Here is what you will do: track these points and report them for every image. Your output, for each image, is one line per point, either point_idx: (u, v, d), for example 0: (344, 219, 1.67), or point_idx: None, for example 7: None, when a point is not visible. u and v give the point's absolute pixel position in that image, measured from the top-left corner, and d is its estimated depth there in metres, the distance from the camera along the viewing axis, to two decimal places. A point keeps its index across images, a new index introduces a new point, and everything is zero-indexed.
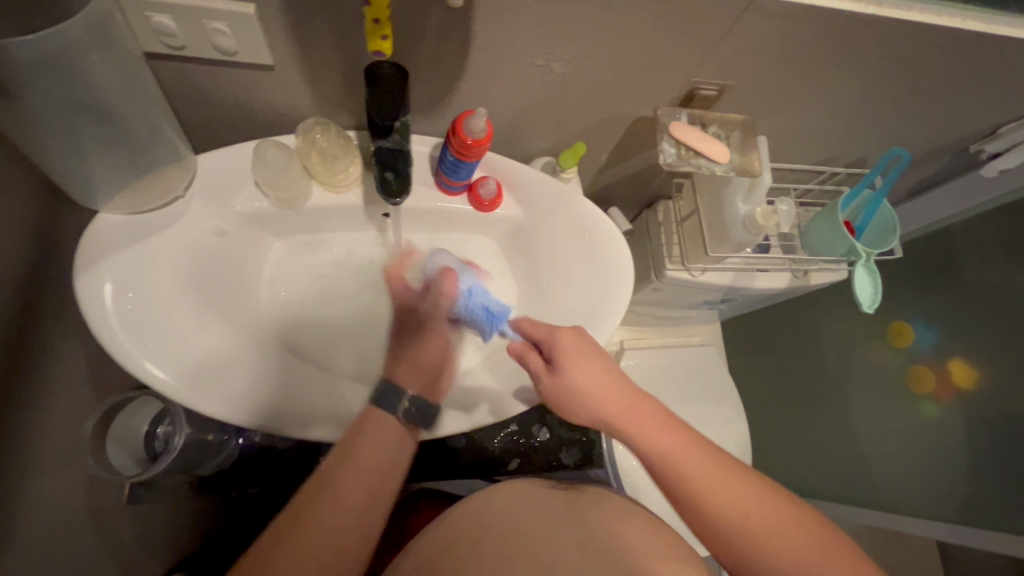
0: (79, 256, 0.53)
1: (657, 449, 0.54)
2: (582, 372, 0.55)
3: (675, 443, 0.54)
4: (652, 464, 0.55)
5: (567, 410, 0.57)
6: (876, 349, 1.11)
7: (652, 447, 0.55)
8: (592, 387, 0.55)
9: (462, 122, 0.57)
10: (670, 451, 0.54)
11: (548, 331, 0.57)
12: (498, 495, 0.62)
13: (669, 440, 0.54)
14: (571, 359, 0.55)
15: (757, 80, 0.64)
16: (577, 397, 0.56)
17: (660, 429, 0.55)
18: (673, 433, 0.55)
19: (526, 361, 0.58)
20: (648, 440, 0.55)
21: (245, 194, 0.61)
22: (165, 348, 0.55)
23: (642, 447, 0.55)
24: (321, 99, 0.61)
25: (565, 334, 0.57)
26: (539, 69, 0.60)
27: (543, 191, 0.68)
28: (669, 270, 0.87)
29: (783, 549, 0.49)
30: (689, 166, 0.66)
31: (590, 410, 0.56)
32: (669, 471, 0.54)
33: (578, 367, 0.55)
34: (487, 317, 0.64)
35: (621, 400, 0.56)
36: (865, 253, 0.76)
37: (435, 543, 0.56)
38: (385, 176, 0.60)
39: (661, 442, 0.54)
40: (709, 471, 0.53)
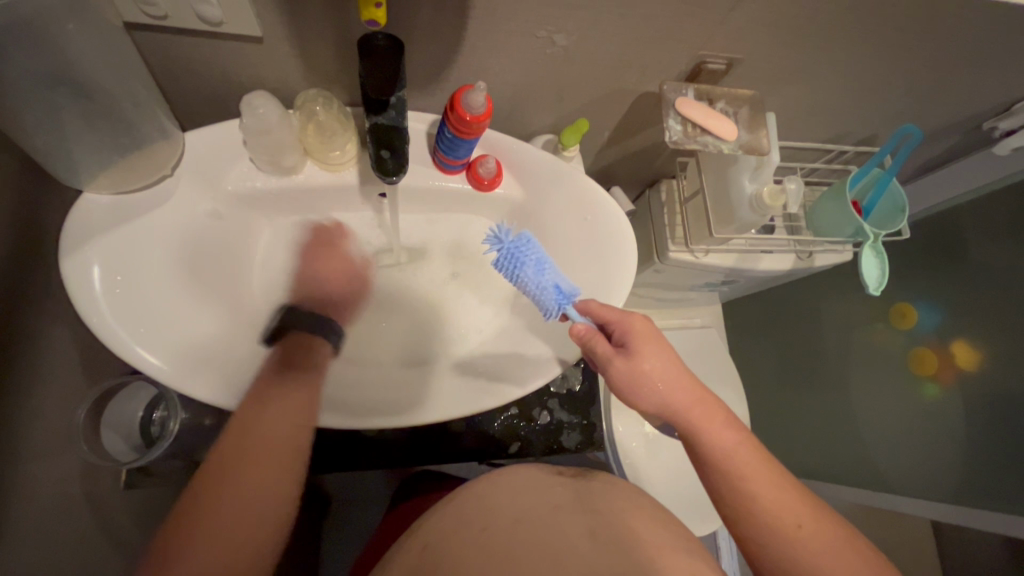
0: (64, 238, 0.51)
1: (723, 445, 0.54)
2: (655, 357, 0.55)
3: (739, 443, 0.55)
4: (709, 458, 0.54)
5: (633, 397, 0.56)
6: (879, 331, 1.11)
7: (712, 440, 0.54)
8: (662, 373, 0.55)
9: (460, 97, 0.55)
10: (729, 450, 0.54)
11: (620, 316, 0.57)
12: (505, 480, 0.62)
13: (731, 438, 0.54)
14: (645, 344, 0.55)
15: (768, 53, 0.62)
16: (648, 384, 0.55)
17: (726, 428, 0.55)
18: (735, 434, 0.55)
19: (593, 346, 0.55)
20: (711, 435, 0.54)
21: (237, 173, 0.59)
22: (157, 332, 0.53)
23: (705, 440, 0.54)
24: (313, 73, 0.59)
25: (637, 319, 0.57)
26: (540, 41, 0.57)
27: (544, 169, 0.66)
28: (672, 251, 0.86)
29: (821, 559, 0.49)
30: (696, 143, 0.64)
31: (657, 397, 0.55)
32: (719, 465, 0.54)
33: (651, 352, 0.55)
34: (557, 297, 0.57)
35: (688, 391, 0.56)
36: (873, 234, 0.75)
37: (441, 528, 0.56)
38: (380, 154, 0.55)
39: (725, 438, 0.54)
40: (757, 473, 0.53)
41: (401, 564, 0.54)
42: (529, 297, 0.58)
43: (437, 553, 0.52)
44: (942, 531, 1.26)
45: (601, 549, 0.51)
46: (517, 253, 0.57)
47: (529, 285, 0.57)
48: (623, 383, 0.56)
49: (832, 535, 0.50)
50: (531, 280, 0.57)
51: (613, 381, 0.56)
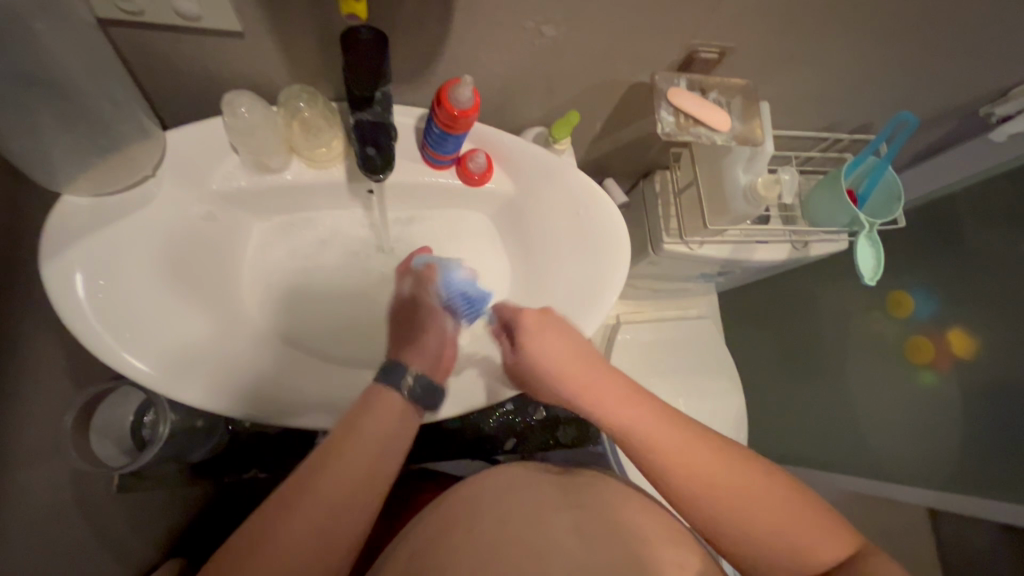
0: (44, 244, 0.50)
1: (626, 426, 0.54)
2: (545, 346, 0.55)
3: (651, 422, 0.54)
4: (627, 438, 0.54)
5: (532, 386, 0.58)
6: (874, 319, 1.11)
7: (614, 419, 0.54)
8: (554, 364, 0.54)
9: (446, 91, 0.53)
10: (646, 428, 0.53)
11: (513, 310, 0.58)
12: (490, 481, 0.61)
13: (639, 416, 0.54)
14: (532, 336, 0.55)
15: (761, 41, 0.61)
16: (540, 375, 0.56)
17: (633, 410, 0.54)
18: (644, 413, 0.54)
19: (500, 341, 0.60)
20: (618, 414, 0.54)
21: (221, 173, 0.58)
22: (144, 338, 0.52)
23: (612, 422, 0.55)
24: (296, 69, 0.57)
25: (528, 311, 0.56)
26: (528, 32, 0.56)
27: (534, 163, 0.65)
28: (667, 244, 0.85)
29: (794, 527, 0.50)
30: (688, 134, 0.63)
31: (551, 385, 0.56)
32: (642, 447, 0.53)
33: (539, 342, 0.55)
34: (467, 305, 0.62)
35: (585, 376, 0.55)
36: (868, 223, 0.74)
37: (427, 532, 0.56)
38: (365, 150, 0.54)
39: (631, 418, 0.54)
40: (686, 449, 0.52)
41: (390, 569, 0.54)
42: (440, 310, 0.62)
43: (426, 557, 0.52)
44: (937, 515, 1.27)
45: (591, 545, 0.51)
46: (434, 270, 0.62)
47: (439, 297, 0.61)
48: (525, 372, 0.57)
49: (774, 492, 0.51)
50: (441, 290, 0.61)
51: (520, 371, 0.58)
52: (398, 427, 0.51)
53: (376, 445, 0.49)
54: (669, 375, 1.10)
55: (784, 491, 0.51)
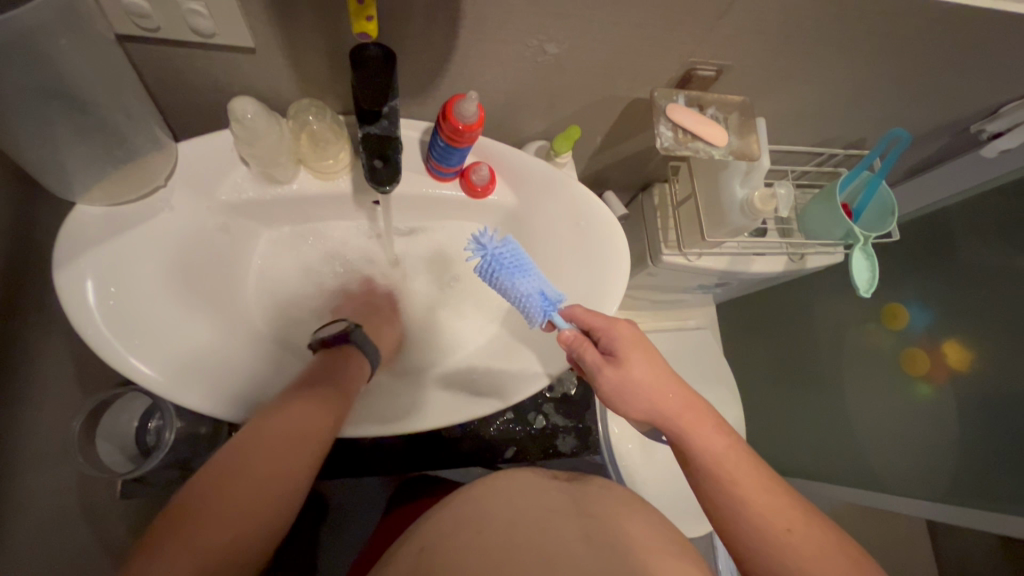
0: (58, 251, 0.51)
1: (710, 450, 0.56)
2: (644, 365, 0.57)
3: (726, 447, 0.57)
4: (695, 463, 0.57)
5: (622, 403, 0.58)
6: (871, 332, 1.12)
7: (701, 444, 0.57)
8: (650, 380, 0.57)
9: (452, 106, 0.55)
10: (719, 454, 0.56)
11: (606, 323, 0.58)
12: (504, 484, 0.62)
13: (718, 443, 0.57)
14: (631, 351, 0.57)
15: (757, 60, 0.63)
16: (637, 390, 0.57)
17: (713, 433, 0.57)
18: (724, 439, 0.57)
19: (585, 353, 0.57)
20: (700, 439, 0.57)
21: (230, 183, 0.59)
22: (152, 344, 0.53)
23: (694, 447, 0.57)
24: (306, 83, 0.59)
25: (622, 327, 0.58)
26: (532, 50, 0.58)
27: (537, 176, 0.67)
28: (665, 255, 0.86)
29: (763, 522, 0.53)
30: (687, 150, 0.64)
31: (645, 401, 0.57)
32: (712, 470, 0.56)
33: (638, 359, 0.57)
34: (542, 303, 0.57)
35: (677, 397, 0.58)
36: (863, 236, 0.76)
37: (441, 529, 0.56)
38: (372, 162, 0.56)
39: (715, 444, 0.57)
40: (755, 489, 0.55)
41: (397, 565, 0.54)
42: (512, 303, 0.58)
43: (435, 553, 0.53)
44: (935, 528, 1.28)
45: (593, 548, 0.52)
46: (502, 266, 0.57)
47: (514, 293, 0.57)
48: (618, 381, 0.56)
49: (836, 543, 0.53)
50: (516, 287, 0.57)
51: (612, 378, 0.56)
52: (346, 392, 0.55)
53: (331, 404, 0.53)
54: None
55: (826, 530, 0.53)
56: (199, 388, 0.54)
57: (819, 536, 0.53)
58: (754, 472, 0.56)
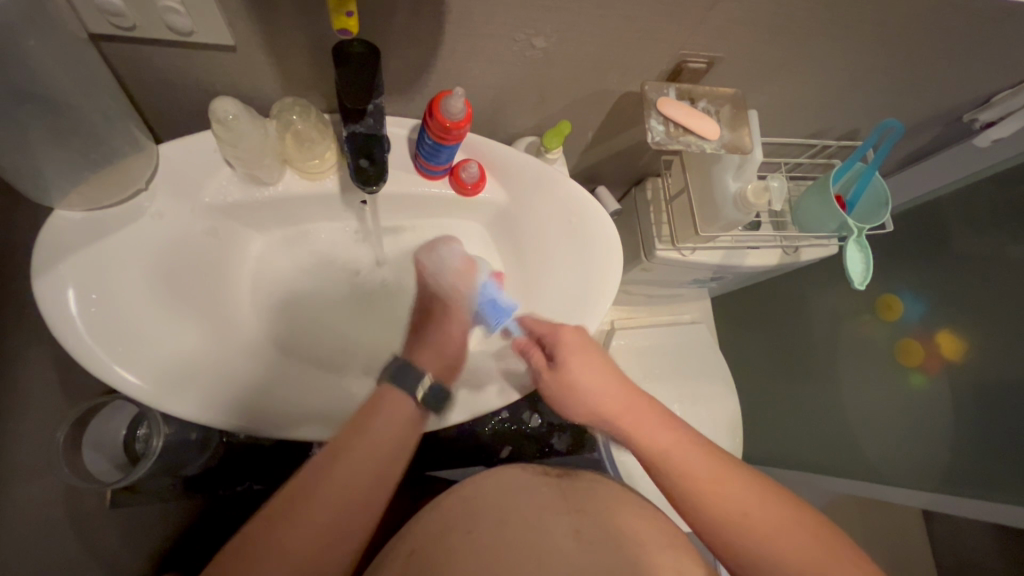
0: (36, 258, 0.50)
1: (654, 445, 0.57)
2: (585, 367, 0.59)
3: (672, 440, 0.58)
4: (643, 458, 0.58)
5: (568, 404, 0.61)
6: (865, 323, 1.12)
7: (645, 441, 0.58)
8: (591, 381, 0.59)
9: (439, 102, 0.54)
10: (665, 449, 0.57)
11: (550, 327, 0.60)
12: (492, 483, 0.61)
13: (666, 438, 0.58)
14: (571, 355, 0.59)
15: (748, 52, 0.62)
16: (579, 392, 0.59)
17: (658, 429, 0.58)
18: (670, 434, 0.58)
19: (528, 355, 0.61)
20: (649, 435, 0.58)
21: (214, 184, 0.58)
22: (137, 352, 0.52)
23: (641, 443, 0.58)
24: (289, 81, 0.58)
25: (567, 331, 0.59)
26: (519, 44, 0.57)
27: (526, 173, 0.66)
28: (659, 250, 0.85)
29: (717, 508, 0.53)
30: (679, 143, 0.63)
31: (587, 401, 0.60)
32: (657, 464, 0.57)
33: (578, 362, 0.59)
34: (491, 314, 0.62)
35: (620, 396, 0.60)
36: (857, 228, 0.75)
37: (429, 531, 0.56)
38: (358, 162, 0.55)
39: (661, 440, 0.58)
40: (702, 475, 0.55)
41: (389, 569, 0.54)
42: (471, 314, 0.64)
43: (424, 556, 0.52)
44: (931, 516, 1.28)
45: (587, 545, 0.52)
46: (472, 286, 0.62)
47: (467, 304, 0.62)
48: (561, 383, 0.59)
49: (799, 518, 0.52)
50: (470, 297, 0.62)
51: (556, 381, 0.59)
52: (397, 439, 0.52)
53: (377, 452, 0.51)
54: (663, 380, 1.10)
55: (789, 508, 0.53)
56: (186, 397, 0.53)
57: (787, 519, 0.52)
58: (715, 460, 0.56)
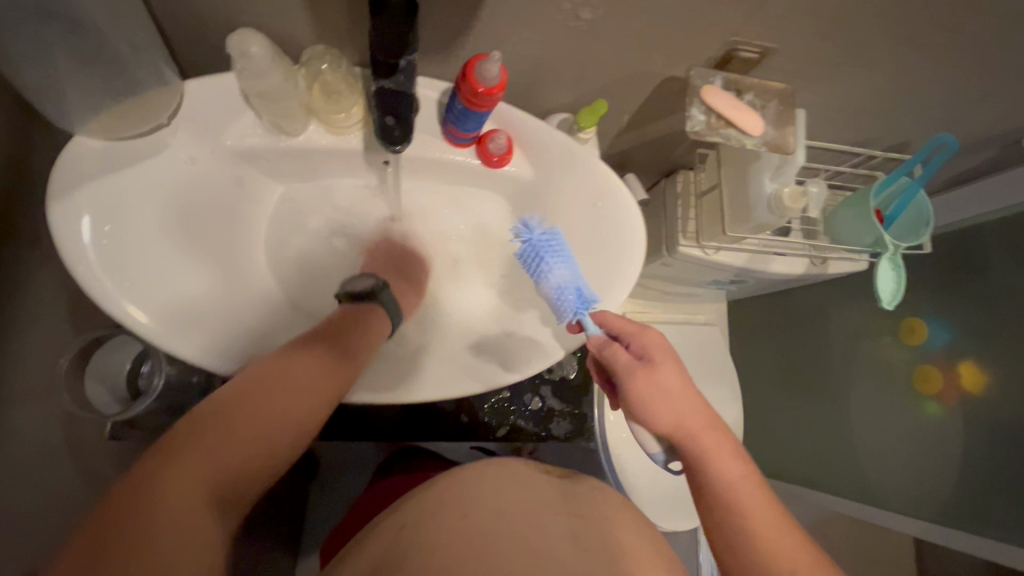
0: (51, 182, 0.49)
1: (725, 474, 0.52)
2: (676, 374, 0.55)
3: (744, 474, 0.52)
4: (710, 491, 0.52)
5: (646, 420, 0.54)
6: (885, 346, 1.08)
7: (717, 470, 0.52)
8: (678, 389, 0.54)
9: (474, 66, 0.52)
10: (736, 482, 0.52)
11: (636, 326, 0.57)
12: (489, 472, 0.62)
13: (738, 469, 0.52)
14: (660, 357, 0.55)
15: (804, 47, 0.58)
16: (664, 400, 0.54)
17: (733, 459, 0.53)
18: (742, 464, 0.53)
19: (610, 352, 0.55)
20: (718, 464, 0.52)
21: (236, 127, 0.57)
22: (145, 289, 0.52)
23: (708, 469, 0.52)
24: (322, 29, 0.56)
25: (653, 335, 0.57)
26: (563, 14, 0.54)
27: (555, 151, 0.64)
28: (681, 246, 0.82)
29: (772, 568, 0.47)
30: (718, 137, 0.60)
31: (670, 415, 0.53)
32: (723, 498, 0.51)
33: (669, 368, 0.55)
34: (575, 300, 0.57)
35: (702, 414, 0.54)
36: (892, 245, 0.72)
37: (419, 510, 0.56)
38: (385, 120, 0.54)
39: (730, 469, 0.52)
40: (765, 524, 0.49)
41: (372, 547, 0.54)
42: (545, 297, 0.58)
43: (410, 534, 0.53)
44: (923, 546, 1.27)
45: (583, 550, 0.51)
46: (547, 251, 0.59)
47: (547, 285, 0.58)
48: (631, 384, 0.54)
49: None
50: (551, 277, 0.57)
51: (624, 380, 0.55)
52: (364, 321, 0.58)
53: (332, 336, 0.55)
54: None
55: None
56: (190, 339, 0.53)
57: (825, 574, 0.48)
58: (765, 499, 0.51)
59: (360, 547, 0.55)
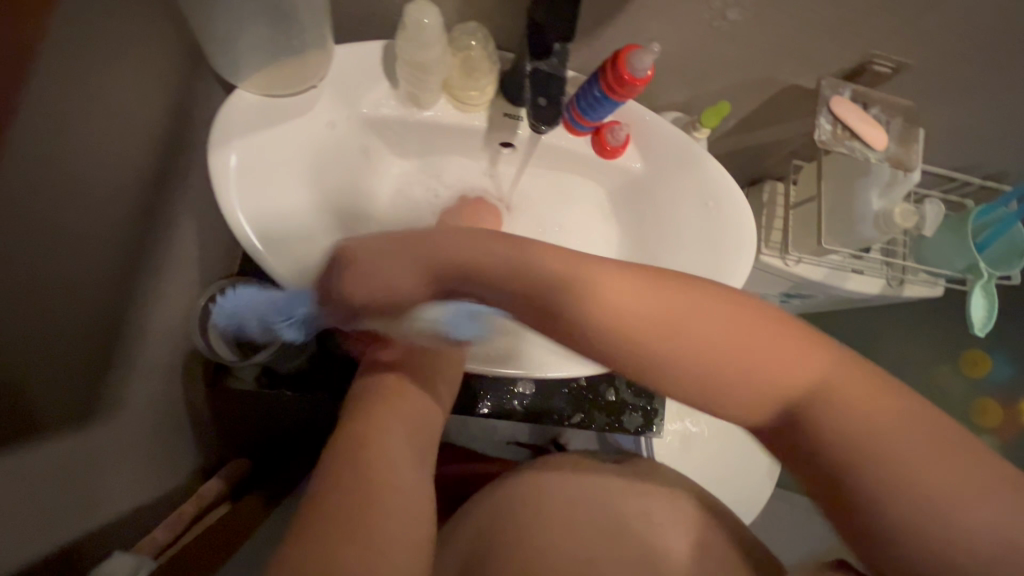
0: (213, 131, 0.51)
1: (879, 447, 0.39)
2: (660, 296, 0.44)
3: (899, 430, 0.40)
4: (851, 473, 0.40)
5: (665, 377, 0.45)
6: (942, 374, 1.09)
7: (811, 417, 0.42)
8: (672, 314, 0.43)
9: (625, 56, 0.53)
10: (888, 449, 0.39)
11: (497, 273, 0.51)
12: (547, 473, 0.63)
13: (883, 424, 0.40)
14: (622, 274, 0.44)
15: (934, 66, 0.60)
16: (676, 343, 0.43)
17: (876, 413, 0.40)
18: (886, 412, 0.40)
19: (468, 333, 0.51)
20: (862, 432, 0.40)
21: (375, 95, 0.58)
22: (284, 243, 0.54)
23: (849, 454, 0.40)
24: (469, 9, 0.58)
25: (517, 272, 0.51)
26: (710, 14, 0.56)
27: (673, 148, 0.65)
28: (765, 254, 0.83)
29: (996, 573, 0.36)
30: (843, 147, 0.61)
31: (690, 362, 0.43)
32: (879, 476, 0.39)
33: (637, 287, 0.44)
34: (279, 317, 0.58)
35: (727, 332, 0.43)
36: (987, 273, 0.73)
37: (494, 511, 0.58)
38: (537, 100, 0.56)
39: (887, 440, 0.39)
40: (956, 497, 0.37)
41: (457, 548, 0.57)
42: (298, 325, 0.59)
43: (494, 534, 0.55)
44: None
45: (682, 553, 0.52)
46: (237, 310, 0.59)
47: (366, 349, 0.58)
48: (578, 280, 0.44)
49: None
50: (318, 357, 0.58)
51: (567, 278, 0.44)
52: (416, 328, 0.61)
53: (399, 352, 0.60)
54: None
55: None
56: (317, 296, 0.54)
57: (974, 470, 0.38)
58: (818, 359, 0.43)
59: (449, 537, 0.59)
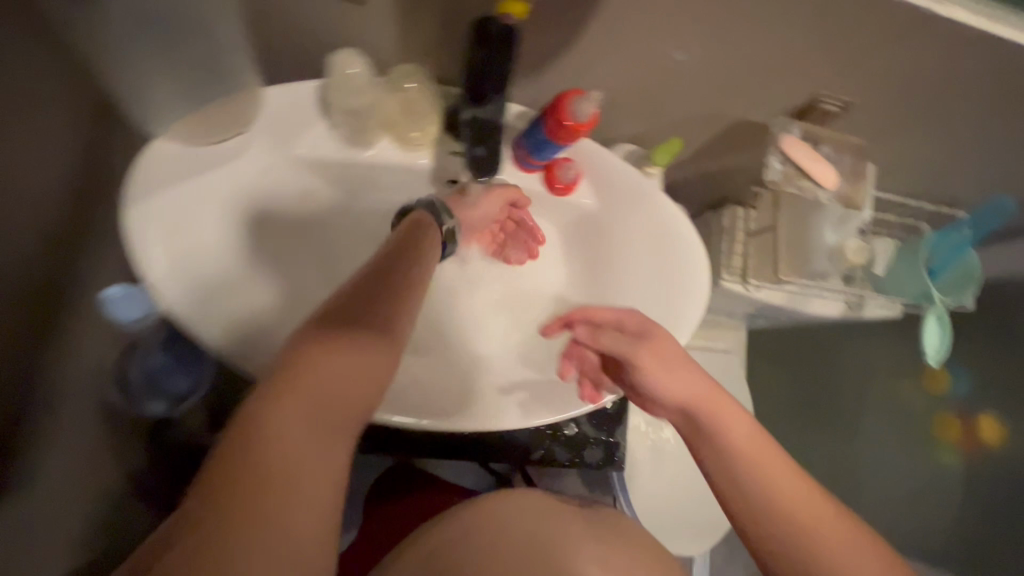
0: (130, 185, 0.48)
1: (800, 513, 0.45)
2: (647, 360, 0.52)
3: (822, 509, 0.45)
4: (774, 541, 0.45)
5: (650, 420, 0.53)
6: (905, 387, 1.11)
7: (741, 479, 0.47)
8: (657, 376, 0.51)
9: (565, 102, 0.51)
10: (805, 520, 0.44)
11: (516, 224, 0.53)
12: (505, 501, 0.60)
13: (811, 501, 0.45)
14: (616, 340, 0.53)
15: (881, 102, 0.59)
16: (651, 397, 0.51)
17: (799, 489, 0.46)
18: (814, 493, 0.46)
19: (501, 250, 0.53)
20: (785, 501, 0.45)
21: (310, 135, 0.55)
22: (214, 300, 0.51)
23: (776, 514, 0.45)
24: (406, 45, 0.55)
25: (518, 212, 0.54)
26: (655, 53, 0.55)
27: (625, 186, 0.63)
28: (725, 281, 0.79)
29: None
30: (794, 187, 0.61)
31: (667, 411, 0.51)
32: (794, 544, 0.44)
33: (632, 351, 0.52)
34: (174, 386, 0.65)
35: (700, 402, 0.50)
36: (939, 300, 0.72)
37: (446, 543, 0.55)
38: (475, 150, 0.57)
39: (805, 510, 0.45)
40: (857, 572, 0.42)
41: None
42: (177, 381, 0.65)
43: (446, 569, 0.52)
44: None
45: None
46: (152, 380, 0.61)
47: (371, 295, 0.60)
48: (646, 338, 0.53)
49: None
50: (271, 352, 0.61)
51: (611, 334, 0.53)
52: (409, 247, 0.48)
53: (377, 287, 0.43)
54: None
55: None
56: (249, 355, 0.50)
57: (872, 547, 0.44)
58: (776, 453, 0.48)
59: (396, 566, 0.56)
